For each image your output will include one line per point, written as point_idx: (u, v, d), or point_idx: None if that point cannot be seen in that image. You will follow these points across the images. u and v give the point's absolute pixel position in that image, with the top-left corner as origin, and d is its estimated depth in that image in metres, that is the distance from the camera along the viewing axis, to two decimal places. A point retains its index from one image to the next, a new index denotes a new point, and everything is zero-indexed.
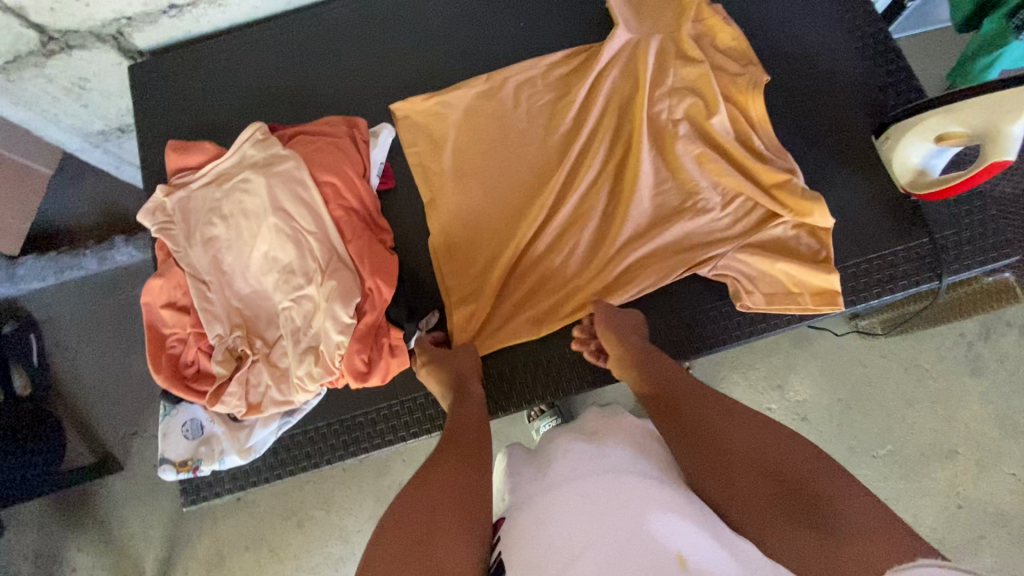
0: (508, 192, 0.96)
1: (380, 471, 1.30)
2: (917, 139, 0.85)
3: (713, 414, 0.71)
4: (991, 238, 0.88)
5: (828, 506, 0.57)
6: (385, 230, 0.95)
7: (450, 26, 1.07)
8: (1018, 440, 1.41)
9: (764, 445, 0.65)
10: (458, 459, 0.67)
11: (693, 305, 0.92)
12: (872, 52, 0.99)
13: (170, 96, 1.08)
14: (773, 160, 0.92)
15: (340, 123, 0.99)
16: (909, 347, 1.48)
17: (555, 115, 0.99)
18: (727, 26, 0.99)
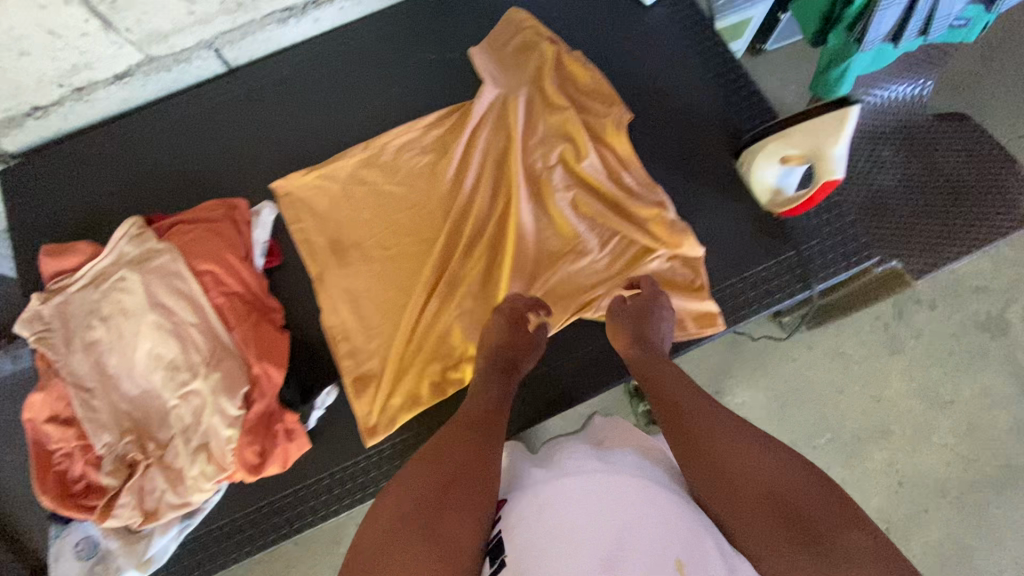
0: (398, 258, 0.98)
1: (329, 542, 1.27)
2: (767, 162, 0.91)
3: (710, 421, 0.66)
4: (852, 243, 0.93)
5: (826, 540, 0.52)
6: (275, 309, 0.94)
7: (325, 99, 1.09)
8: (944, 410, 1.47)
9: (757, 460, 0.60)
10: (479, 445, 0.68)
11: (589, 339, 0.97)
12: (726, 79, 1.05)
13: (45, 197, 1.05)
14: (642, 195, 0.97)
15: (218, 207, 0.99)
16: (832, 336, 1.54)
17: (436, 175, 1.01)
18: (587, 71, 1.03)
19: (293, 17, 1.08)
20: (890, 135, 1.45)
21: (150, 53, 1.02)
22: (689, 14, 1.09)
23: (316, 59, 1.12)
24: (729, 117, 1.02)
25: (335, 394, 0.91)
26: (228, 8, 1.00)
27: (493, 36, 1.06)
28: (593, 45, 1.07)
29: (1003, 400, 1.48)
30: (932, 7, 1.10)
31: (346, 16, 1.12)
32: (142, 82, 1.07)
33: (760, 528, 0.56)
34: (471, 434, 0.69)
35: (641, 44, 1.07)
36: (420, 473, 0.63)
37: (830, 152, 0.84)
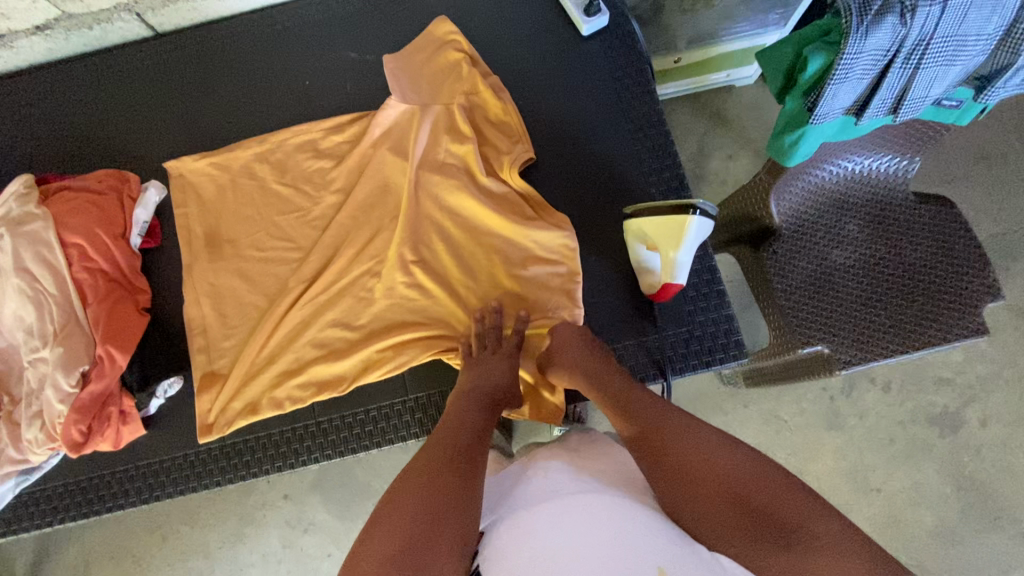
0: (270, 261, 0.97)
1: (243, 491, 1.40)
2: (636, 239, 0.89)
3: (678, 441, 0.64)
4: (722, 338, 0.89)
5: (801, 528, 0.52)
6: (142, 290, 0.97)
7: (242, 82, 1.07)
8: (870, 497, 1.39)
9: (723, 459, 0.61)
10: (465, 467, 0.66)
11: (433, 385, 0.93)
12: (645, 133, 0.98)
13: None
14: (539, 219, 0.93)
15: (108, 178, 1.00)
16: (771, 398, 1.47)
17: (327, 183, 0.99)
18: (496, 100, 0.99)
19: None
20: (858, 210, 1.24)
21: (67, 10, 1.01)
22: (625, 55, 1.01)
23: (242, 39, 1.09)
24: (635, 181, 0.96)
25: (180, 386, 0.93)
26: None
27: (413, 47, 1.04)
28: (514, 73, 1.03)
29: (940, 501, 1.38)
30: (906, 85, 0.98)
31: None
32: (64, 36, 1.06)
33: (740, 536, 0.55)
34: (451, 456, 0.67)
35: (564, 82, 1.01)
36: (405, 500, 0.61)
37: (671, 257, 0.85)
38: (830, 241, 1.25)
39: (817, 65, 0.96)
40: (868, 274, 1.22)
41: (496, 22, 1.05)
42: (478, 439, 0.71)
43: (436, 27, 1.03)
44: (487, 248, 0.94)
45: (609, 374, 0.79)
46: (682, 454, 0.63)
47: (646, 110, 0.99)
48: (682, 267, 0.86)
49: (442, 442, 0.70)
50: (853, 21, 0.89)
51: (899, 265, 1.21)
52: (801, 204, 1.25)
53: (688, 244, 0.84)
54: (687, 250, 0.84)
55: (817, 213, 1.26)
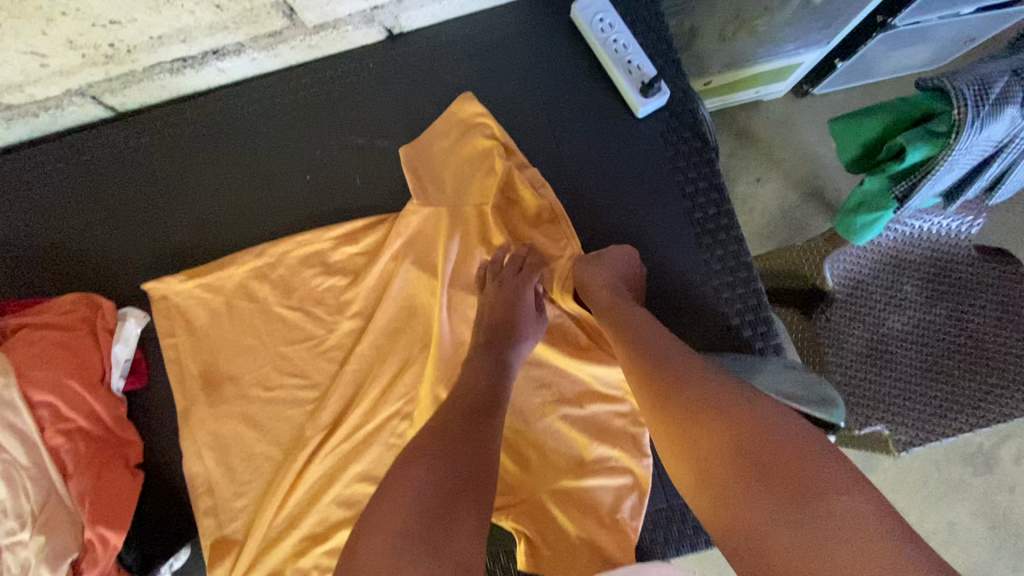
0: (281, 402, 0.83)
1: None
2: None
3: (684, 388, 0.59)
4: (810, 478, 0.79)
5: (823, 500, 0.47)
6: (132, 442, 0.83)
7: (229, 175, 0.89)
8: None
9: (741, 410, 0.55)
10: (471, 430, 0.63)
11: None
12: (714, 233, 0.83)
13: None
14: (599, 354, 0.80)
15: (76, 307, 0.83)
16: None
17: (342, 305, 0.85)
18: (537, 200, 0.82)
19: (190, 66, 0.84)
20: (927, 267, 0.90)
21: (5, 101, 0.81)
22: (686, 137, 0.85)
23: (222, 117, 0.90)
24: (704, 297, 0.82)
25: (186, 556, 0.81)
26: (94, 60, 0.77)
27: (433, 131, 0.86)
28: (556, 158, 0.86)
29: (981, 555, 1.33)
30: (1005, 170, 0.81)
31: (262, 66, 0.89)
32: (5, 125, 0.86)
33: (753, 493, 0.50)
34: (462, 419, 0.64)
35: (615, 172, 0.85)
36: (413, 473, 0.58)
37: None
38: (884, 306, 0.91)
39: (919, 155, 0.79)
40: (916, 346, 0.87)
41: (531, 95, 0.87)
42: (488, 397, 0.67)
43: (460, 106, 0.86)
44: (534, 384, 0.81)
45: (623, 311, 0.72)
46: (688, 401, 0.58)
47: (713, 206, 0.83)
48: None
49: (449, 404, 0.67)
50: (968, 111, 0.73)
51: (955, 331, 0.86)
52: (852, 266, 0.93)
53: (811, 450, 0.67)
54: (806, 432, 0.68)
55: (870, 276, 0.92)
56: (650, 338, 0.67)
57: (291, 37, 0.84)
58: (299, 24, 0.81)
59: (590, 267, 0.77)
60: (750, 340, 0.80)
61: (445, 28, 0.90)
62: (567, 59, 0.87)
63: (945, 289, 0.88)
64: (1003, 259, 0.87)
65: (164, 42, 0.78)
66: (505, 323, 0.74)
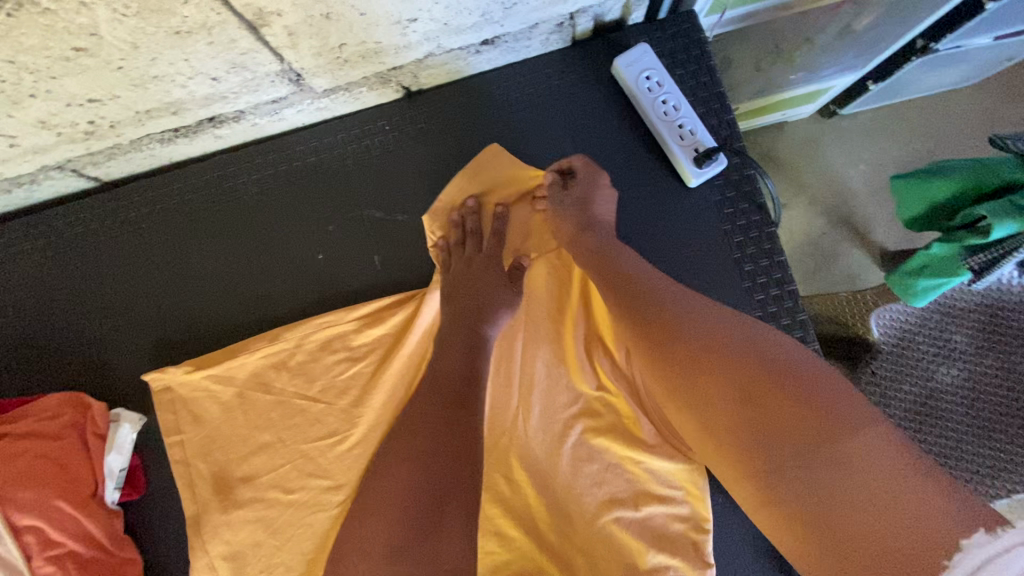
0: (302, 505, 0.74)
1: None
2: None
3: (678, 334, 0.57)
4: None
5: (841, 440, 0.45)
6: (131, 561, 0.74)
7: (231, 250, 0.80)
8: None
9: (740, 349, 0.53)
10: (455, 410, 0.61)
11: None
12: (778, 312, 0.74)
13: None
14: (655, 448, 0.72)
15: (63, 411, 0.74)
16: None
17: (365, 395, 0.76)
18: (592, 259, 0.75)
19: (183, 135, 0.74)
20: (970, 315, 0.87)
21: None
22: (745, 207, 0.76)
23: (223, 186, 0.81)
24: None
25: None
26: (72, 136, 0.67)
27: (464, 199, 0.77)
28: None
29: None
30: None
31: (265, 129, 0.79)
32: None
33: (764, 444, 0.48)
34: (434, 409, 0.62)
35: (668, 245, 0.76)
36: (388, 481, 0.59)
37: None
38: (935, 357, 0.86)
39: (1005, 231, 0.71)
40: (967, 400, 0.84)
41: (571, 155, 0.78)
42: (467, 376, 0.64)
43: (483, 160, 0.76)
44: (587, 481, 0.73)
45: (617, 255, 0.69)
46: (689, 341, 0.56)
47: (777, 285, 0.75)
48: None
49: (424, 391, 0.64)
50: None
51: (1001, 382, 0.84)
52: (905, 318, 0.89)
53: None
54: None
55: (918, 325, 0.88)
56: (636, 280, 0.64)
57: (298, 101, 0.74)
58: (307, 89, 0.72)
59: (562, 213, 0.72)
60: None
61: (470, 83, 0.80)
62: (611, 118, 0.78)
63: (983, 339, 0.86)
64: None
65: (152, 115, 0.68)
66: (484, 305, 0.69)
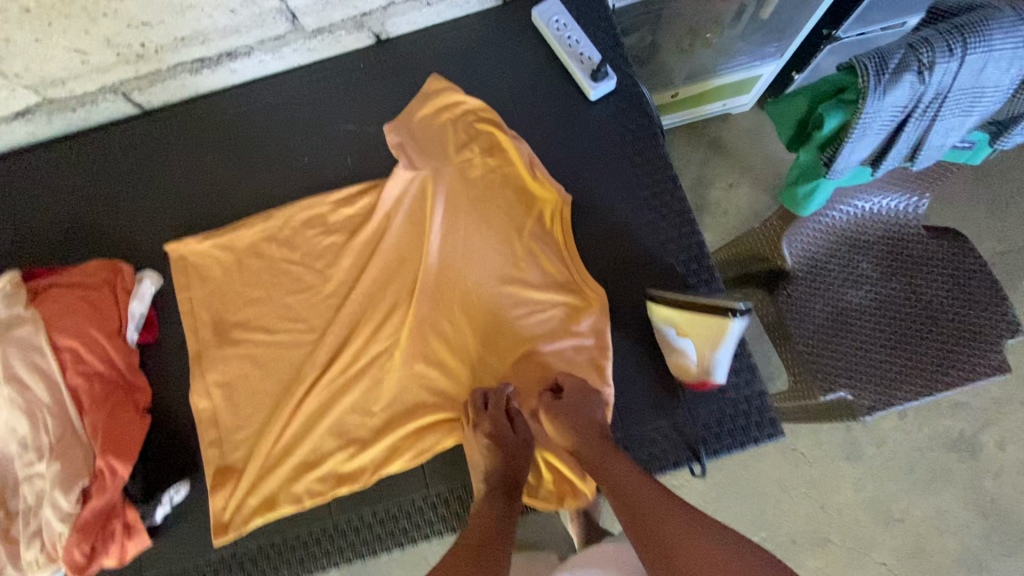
0: (283, 344, 0.92)
1: None
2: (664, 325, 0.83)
3: (670, 527, 0.64)
4: (744, 387, 0.86)
5: None
6: (141, 389, 0.92)
7: (237, 155, 1.02)
8: (890, 527, 1.32)
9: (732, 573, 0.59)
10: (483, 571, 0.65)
11: (455, 475, 0.87)
12: (660, 191, 0.95)
13: None
14: (569, 289, 0.90)
15: (99, 270, 0.94)
16: (786, 431, 1.38)
17: (336, 259, 0.96)
18: (517, 149, 0.95)
19: (206, 67, 0.99)
20: (870, 247, 1.06)
21: (49, 95, 0.96)
22: (634, 115, 0.98)
23: (234, 110, 1.05)
24: (653, 247, 0.92)
25: (187, 490, 0.88)
26: (126, 58, 0.93)
27: (422, 117, 1.00)
28: (523, 130, 0.99)
29: (958, 530, 1.31)
30: (919, 136, 0.91)
31: (269, 67, 1.04)
32: (47, 119, 1.01)
33: None
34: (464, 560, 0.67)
35: (575, 145, 0.97)
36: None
37: (709, 355, 0.79)
38: (844, 281, 1.06)
39: (835, 122, 0.90)
40: (876, 317, 1.03)
41: (501, 80, 1.01)
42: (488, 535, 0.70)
43: (430, 87, 1.01)
44: (510, 321, 0.91)
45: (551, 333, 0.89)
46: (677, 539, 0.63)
47: (660, 172, 0.96)
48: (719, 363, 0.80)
49: (457, 551, 0.68)
50: (870, 80, 0.82)
51: (908, 304, 1.02)
52: (813, 247, 1.07)
53: (728, 344, 0.77)
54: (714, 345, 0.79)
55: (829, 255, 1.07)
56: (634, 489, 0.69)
57: (293, 40, 0.99)
58: (300, 29, 0.97)
59: (501, 126, 0.98)
60: (694, 286, 0.90)
61: (425, 33, 1.05)
62: (531, 52, 1.01)
63: (882, 266, 1.06)
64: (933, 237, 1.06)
65: (185, 43, 0.93)
66: (442, 186, 0.97)
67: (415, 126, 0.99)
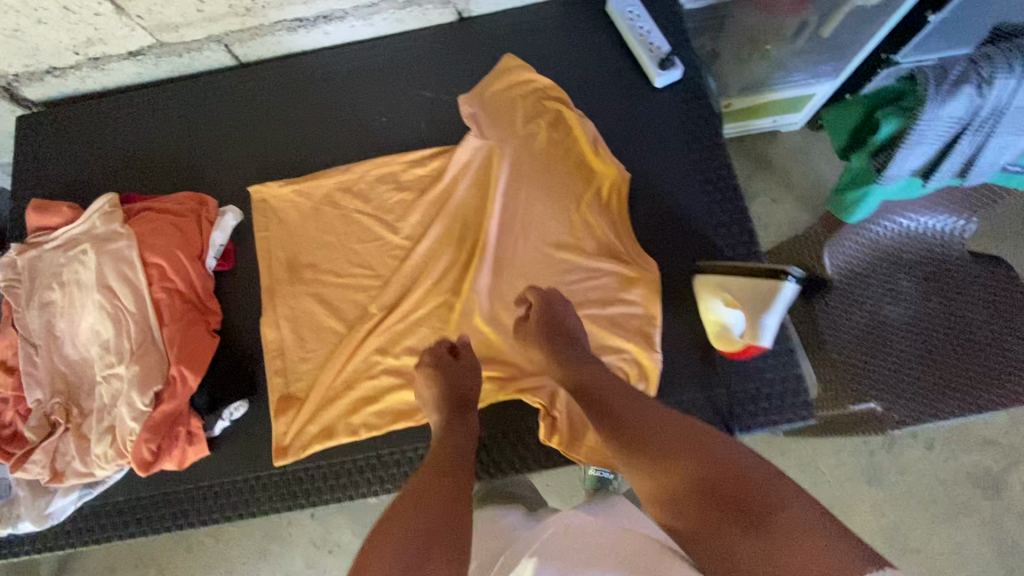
0: (349, 287, 0.99)
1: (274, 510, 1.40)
2: (712, 297, 0.87)
3: (628, 425, 0.66)
4: (784, 373, 0.92)
5: (776, 508, 0.49)
6: (214, 312, 0.99)
7: (320, 112, 1.10)
8: (910, 559, 1.28)
9: (671, 434, 0.62)
10: (444, 480, 0.67)
11: (508, 423, 0.90)
12: (716, 180, 0.99)
13: (62, 153, 1.13)
14: (622, 262, 0.94)
15: (188, 200, 1.03)
16: (811, 448, 1.37)
17: (403, 215, 1.02)
18: (583, 126, 1.01)
19: (302, 27, 1.08)
20: (913, 261, 0.89)
21: (162, 39, 1.05)
22: (699, 107, 1.02)
23: (322, 70, 1.13)
24: (704, 231, 0.96)
25: (244, 409, 0.94)
26: (236, 11, 1.01)
27: (494, 91, 1.06)
28: (590, 112, 1.04)
29: (982, 569, 1.27)
30: (974, 153, 0.78)
31: (358, 33, 1.12)
32: (154, 61, 1.10)
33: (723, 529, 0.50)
34: (431, 479, 0.67)
35: (638, 129, 1.02)
36: (394, 528, 0.59)
37: (758, 320, 0.82)
38: (883, 297, 0.88)
39: (892, 128, 0.78)
40: (912, 339, 0.83)
41: (572, 64, 1.07)
42: (459, 458, 0.72)
43: (506, 65, 1.07)
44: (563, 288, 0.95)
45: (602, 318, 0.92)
46: (636, 425, 0.66)
47: (718, 162, 1.00)
48: (766, 329, 0.82)
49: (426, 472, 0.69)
50: (930, 88, 0.71)
51: (944, 327, 0.83)
52: (856, 256, 0.90)
53: (777, 308, 0.80)
54: (764, 310, 0.81)
55: (872, 267, 0.90)
56: (595, 388, 0.74)
57: (384, 9, 1.07)
58: None
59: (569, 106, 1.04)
60: None
61: (506, 14, 1.12)
62: (604, 40, 1.07)
63: (926, 283, 0.88)
64: (976, 259, 0.88)
65: (289, 2, 1.01)
66: (507, 156, 1.03)
67: (488, 99, 1.06)
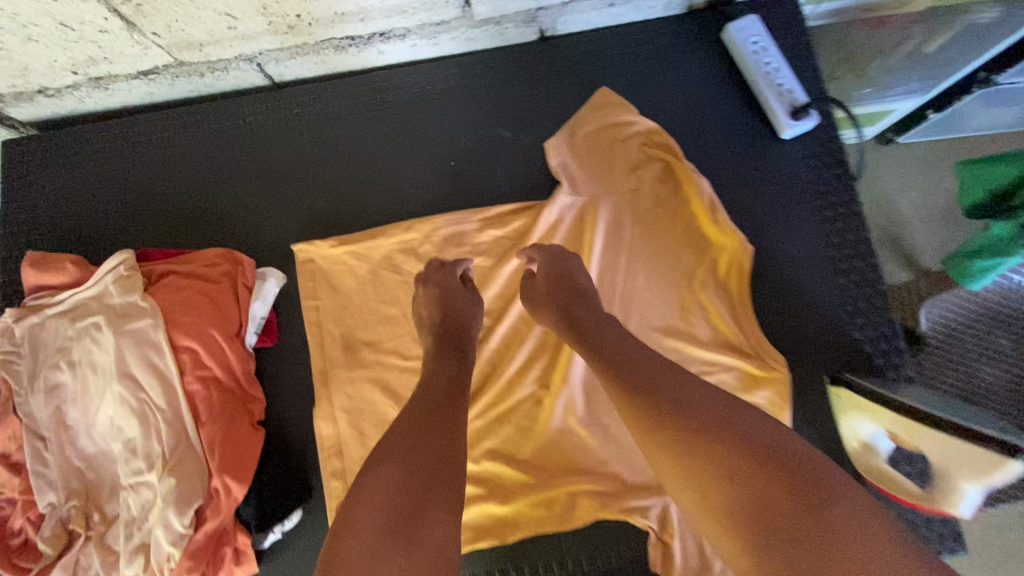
0: (417, 372, 0.84)
1: None
2: (869, 422, 0.73)
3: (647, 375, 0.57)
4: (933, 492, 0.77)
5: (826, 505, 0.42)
6: (257, 399, 0.84)
7: (374, 150, 0.92)
8: None
9: (695, 395, 0.53)
10: (439, 417, 0.56)
11: (610, 545, 0.78)
12: (851, 256, 0.84)
13: (59, 188, 0.94)
14: (746, 354, 0.80)
15: (220, 261, 0.85)
16: None
17: (480, 285, 0.86)
18: (699, 185, 0.84)
19: (354, 45, 0.88)
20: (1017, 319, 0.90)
21: (182, 58, 0.85)
22: (832, 165, 0.87)
23: (375, 96, 0.94)
24: (837, 318, 0.82)
25: (298, 517, 0.81)
26: (277, 28, 0.81)
27: (588, 133, 0.88)
28: (700, 165, 0.88)
29: None
30: None
31: (419, 52, 0.93)
32: (169, 81, 0.90)
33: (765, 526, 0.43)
34: (422, 414, 0.56)
35: (759, 189, 0.87)
36: (387, 469, 0.50)
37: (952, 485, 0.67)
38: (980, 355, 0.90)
39: None
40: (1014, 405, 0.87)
41: (680, 104, 0.90)
42: (449, 386, 0.61)
43: (600, 101, 0.89)
44: None
45: None
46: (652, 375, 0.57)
47: (855, 234, 0.84)
48: (964, 499, 0.67)
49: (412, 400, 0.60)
50: None
51: None
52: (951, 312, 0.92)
53: (986, 482, 0.64)
54: (966, 478, 0.66)
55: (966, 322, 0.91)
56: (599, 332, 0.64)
57: (455, 27, 0.87)
58: (468, 16, 0.86)
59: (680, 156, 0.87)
60: (881, 369, 0.80)
61: (597, 35, 0.94)
62: (718, 75, 0.90)
63: None
64: None
65: (343, 19, 0.81)
66: (603, 218, 0.87)
67: (581, 143, 0.88)
